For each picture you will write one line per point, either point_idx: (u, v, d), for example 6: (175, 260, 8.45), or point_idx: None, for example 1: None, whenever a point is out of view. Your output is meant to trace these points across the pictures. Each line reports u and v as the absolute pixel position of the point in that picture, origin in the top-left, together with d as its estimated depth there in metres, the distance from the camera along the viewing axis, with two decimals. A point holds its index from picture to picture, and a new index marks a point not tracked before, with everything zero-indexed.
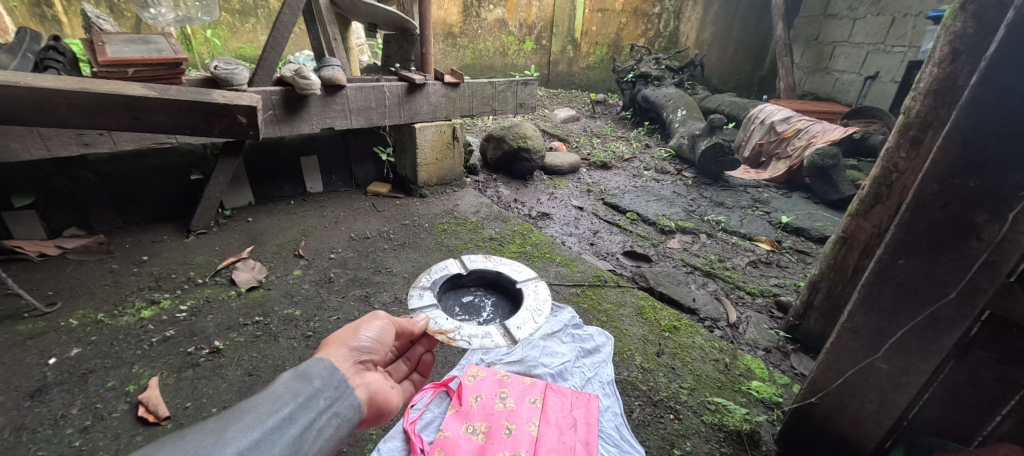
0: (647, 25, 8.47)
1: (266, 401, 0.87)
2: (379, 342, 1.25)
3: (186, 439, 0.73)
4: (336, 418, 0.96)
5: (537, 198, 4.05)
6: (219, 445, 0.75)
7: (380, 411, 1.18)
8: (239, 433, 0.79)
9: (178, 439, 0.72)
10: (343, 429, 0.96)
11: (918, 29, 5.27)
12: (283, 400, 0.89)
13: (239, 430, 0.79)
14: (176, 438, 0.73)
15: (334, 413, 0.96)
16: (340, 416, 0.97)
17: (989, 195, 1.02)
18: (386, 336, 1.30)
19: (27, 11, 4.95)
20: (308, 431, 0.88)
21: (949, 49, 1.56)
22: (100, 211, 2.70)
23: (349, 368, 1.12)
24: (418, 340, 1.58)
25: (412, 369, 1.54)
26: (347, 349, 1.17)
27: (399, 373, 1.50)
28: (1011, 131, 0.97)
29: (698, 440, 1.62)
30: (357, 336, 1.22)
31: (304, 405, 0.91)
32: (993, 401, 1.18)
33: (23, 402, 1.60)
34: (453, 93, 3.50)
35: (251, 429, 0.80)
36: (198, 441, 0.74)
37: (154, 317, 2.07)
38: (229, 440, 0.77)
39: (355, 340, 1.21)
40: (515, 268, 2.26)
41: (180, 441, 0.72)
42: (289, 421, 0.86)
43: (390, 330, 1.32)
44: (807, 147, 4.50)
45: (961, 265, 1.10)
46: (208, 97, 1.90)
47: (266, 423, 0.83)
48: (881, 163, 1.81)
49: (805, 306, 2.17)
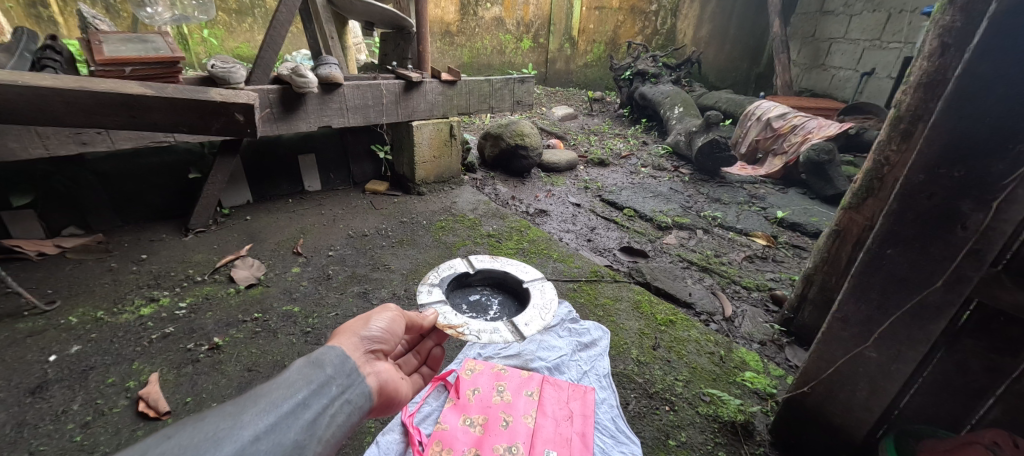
0: (645, 22, 8.50)
1: (280, 386, 0.85)
2: (389, 331, 1.21)
3: (204, 422, 0.72)
4: (349, 404, 0.94)
5: (535, 195, 4.07)
6: (237, 427, 0.74)
7: (389, 401, 1.14)
8: (255, 417, 0.78)
9: (195, 422, 0.71)
10: (355, 416, 0.94)
11: (913, 25, 5.28)
12: (297, 386, 0.88)
13: (254, 414, 0.78)
14: (193, 421, 0.72)
15: (346, 400, 0.94)
16: (352, 403, 0.95)
17: (974, 184, 1.04)
18: (396, 326, 1.25)
19: (23, 12, 4.94)
20: (322, 416, 0.86)
21: (937, 42, 1.58)
22: (97, 210, 2.71)
23: (359, 357, 1.08)
24: (427, 334, 1.55)
25: (421, 362, 1.50)
26: (355, 338, 1.13)
27: (409, 366, 1.47)
28: (994, 122, 1.00)
29: (692, 431, 1.64)
30: (368, 326, 1.17)
31: (317, 392, 0.90)
32: (981, 388, 1.21)
33: (24, 398, 1.61)
34: (450, 90, 3.52)
35: (266, 414, 0.79)
36: (214, 424, 0.73)
37: (154, 314, 2.08)
38: (246, 423, 0.76)
39: (365, 329, 1.16)
40: (522, 266, 2.10)
41: (197, 423, 0.71)
42: (304, 406, 0.85)
43: (401, 321, 1.28)
44: (803, 143, 4.53)
45: (947, 254, 1.12)
46: (205, 95, 1.92)
47: (281, 408, 0.81)
48: (872, 157, 1.83)
49: (799, 299, 2.19)
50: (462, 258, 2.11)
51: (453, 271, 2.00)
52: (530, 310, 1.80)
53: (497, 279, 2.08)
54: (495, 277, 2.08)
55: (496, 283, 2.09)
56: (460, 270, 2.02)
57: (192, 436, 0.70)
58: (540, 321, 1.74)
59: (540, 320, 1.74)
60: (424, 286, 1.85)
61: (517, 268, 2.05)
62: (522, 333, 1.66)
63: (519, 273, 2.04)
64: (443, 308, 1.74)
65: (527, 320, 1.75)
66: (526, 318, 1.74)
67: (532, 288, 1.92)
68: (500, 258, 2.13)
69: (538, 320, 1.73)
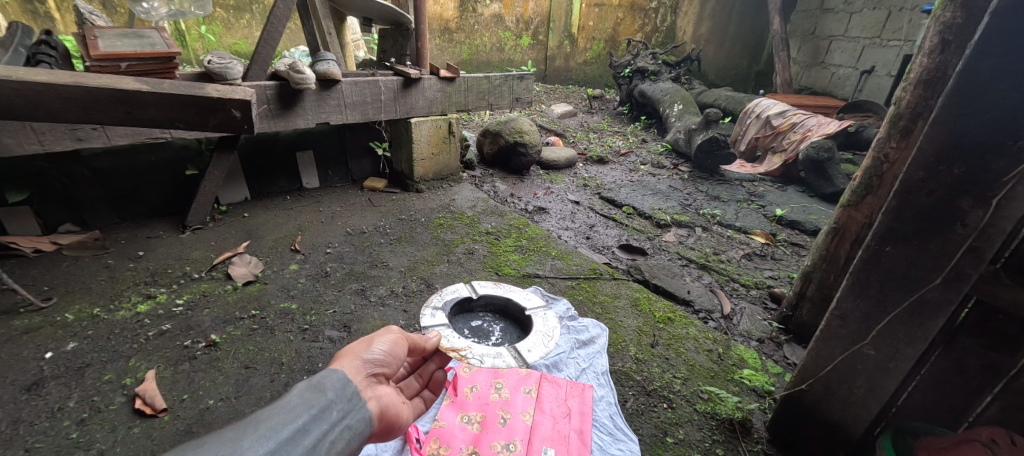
0: (645, 20, 8.46)
1: (281, 410, 0.84)
2: (390, 355, 1.17)
3: (205, 447, 0.71)
4: (348, 431, 0.92)
5: (534, 193, 4.05)
6: (238, 453, 0.73)
7: (389, 427, 1.12)
8: (255, 443, 0.76)
9: (196, 446, 0.70)
10: (354, 442, 0.93)
11: (913, 22, 5.26)
12: (297, 410, 0.86)
13: (254, 440, 0.77)
14: (194, 446, 0.71)
15: (346, 426, 0.92)
16: (352, 429, 0.93)
17: (973, 182, 1.04)
18: (398, 349, 1.22)
19: (19, 7, 4.90)
20: (321, 442, 0.85)
21: (938, 39, 1.58)
22: (93, 207, 2.69)
23: (361, 382, 1.05)
24: (430, 357, 1.50)
25: (423, 386, 1.46)
26: (356, 362, 1.09)
27: (410, 389, 1.42)
28: (995, 117, 0.99)
29: (690, 428, 1.64)
30: (369, 349, 1.14)
31: (318, 416, 0.88)
32: (981, 386, 1.21)
33: (19, 395, 1.61)
34: (449, 87, 3.50)
35: (266, 440, 0.77)
36: (215, 449, 0.72)
37: (151, 311, 2.07)
38: (246, 449, 0.75)
39: (367, 352, 1.13)
40: (524, 292, 2.37)
41: (198, 449, 0.70)
42: (304, 432, 0.83)
43: (403, 343, 1.24)
44: (803, 141, 4.53)
45: (946, 251, 1.11)
46: (202, 91, 1.90)
47: (281, 433, 0.80)
48: (872, 154, 1.83)
49: (798, 297, 2.19)
50: (466, 284, 2.40)
51: (458, 296, 2.29)
52: (532, 336, 2.05)
53: (499, 305, 2.34)
54: (497, 304, 2.34)
55: (498, 310, 2.34)
56: (463, 295, 2.30)
57: None
58: (542, 348, 1.99)
59: (542, 346, 1.99)
60: (427, 309, 2.16)
61: (518, 295, 2.32)
62: (523, 358, 1.92)
63: (521, 299, 2.30)
64: (445, 331, 2.02)
65: (529, 347, 2.00)
66: (528, 344, 2.00)
67: (535, 315, 2.17)
68: (502, 285, 2.41)
69: (539, 348, 1.98)
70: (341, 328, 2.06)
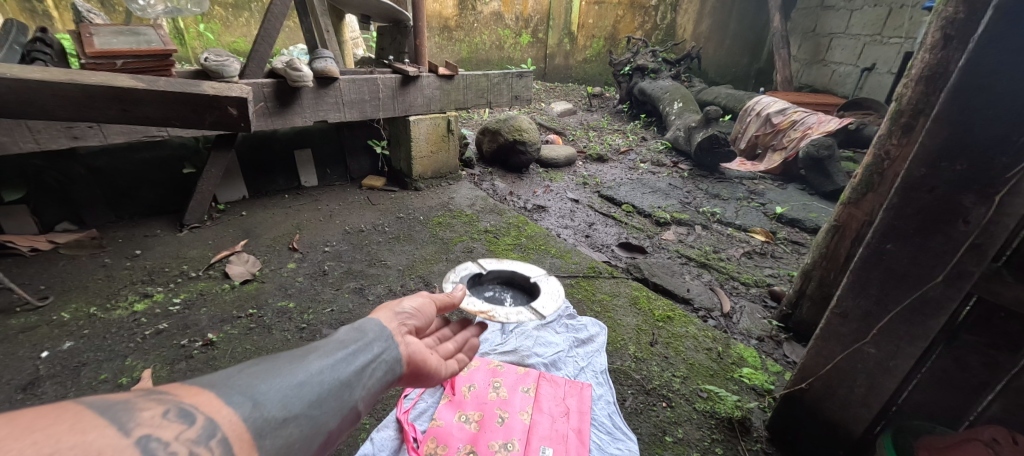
0: (645, 17, 8.41)
1: (333, 341, 0.97)
2: (421, 310, 1.22)
3: (279, 358, 0.86)
4: (385, 364, 1.00)
5: (533, 191, 4.04)
6: (304, 363, 0.86)
7: (418, 373, 1.14)
8: (316, 359, 0.89)
9: (271, 358, 0.85)
10: (390, 375, 1.00)
11: (915, 20, 5.24)
12: (345, 343, 0.97)
13: (313, 358, 0.89)
14: (270, 357, 0.86)
15: (384, 360, 1.01)
16: (389, 363, 1.01)
17: (976, 178, 1.03)
18: (427, 308, 1.26)
19: (17, 6, 4.88)
20: (362, 369, 0.94)
21: (940, 34, 1.57)
22: (90, 205, 2.68)
23: (393, 330, 1.10)
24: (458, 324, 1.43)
25: (457, 349, 1.35)
26: (388, 313, 1.15)
27: (445, 350, 1.31)
28: (999, 113, 0.98)
29: (689, 427, 1.63)
30: (401, 303, 1.20)
31: (361, 349, 0.98)
32: (981, 385, 1.20)
33: (15, 395, 1.60)
34: (448, 85, 3.49)
35: (321, 358, 0.89)
36: (286, 359, 0.86)
37: (147, 310, 2.06)
38: (310, 362, 0.87)
39: (400, 305, 1.19)
40: None
41: (273, 358, 0.85)
42: (350, 358, 0.94)
43: (432, 304, 1.28)
44: (803, 138, 4.52)
45: (948, 249, 1.10)
46: (198, 88, 1.88)
47: (334, 355, 0.92)
48: (873, 151, 1.82)
49: (798, 294, 2.18)
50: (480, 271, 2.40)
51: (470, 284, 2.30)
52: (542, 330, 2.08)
53: None
54: None
55: None
56: None
57: (269, 365, 0.82)
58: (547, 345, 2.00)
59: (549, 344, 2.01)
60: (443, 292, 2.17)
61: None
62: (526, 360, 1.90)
63: None
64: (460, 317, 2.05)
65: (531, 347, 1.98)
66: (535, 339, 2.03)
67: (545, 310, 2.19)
68: None
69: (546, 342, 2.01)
70: (339, 328, 2.05)
